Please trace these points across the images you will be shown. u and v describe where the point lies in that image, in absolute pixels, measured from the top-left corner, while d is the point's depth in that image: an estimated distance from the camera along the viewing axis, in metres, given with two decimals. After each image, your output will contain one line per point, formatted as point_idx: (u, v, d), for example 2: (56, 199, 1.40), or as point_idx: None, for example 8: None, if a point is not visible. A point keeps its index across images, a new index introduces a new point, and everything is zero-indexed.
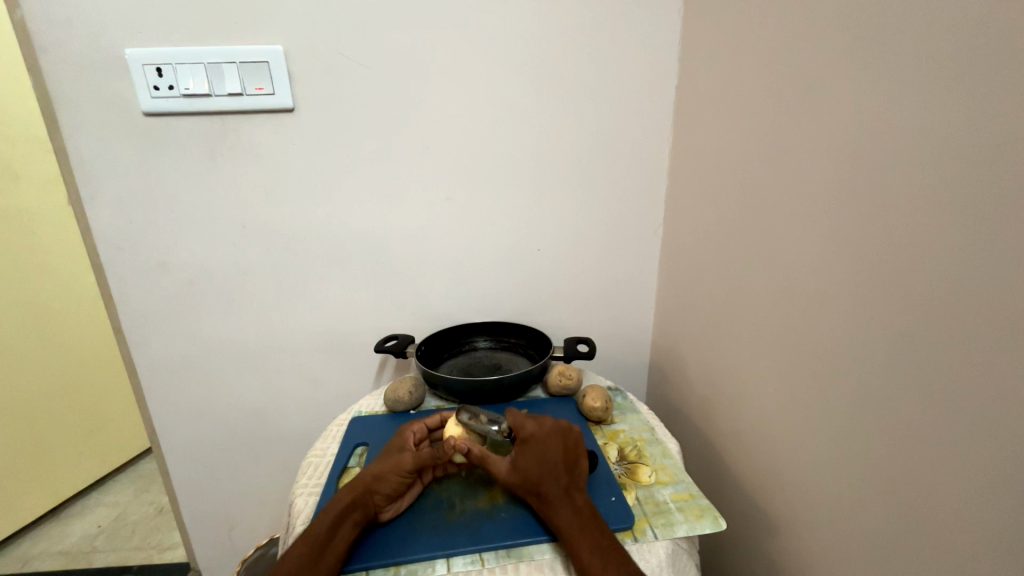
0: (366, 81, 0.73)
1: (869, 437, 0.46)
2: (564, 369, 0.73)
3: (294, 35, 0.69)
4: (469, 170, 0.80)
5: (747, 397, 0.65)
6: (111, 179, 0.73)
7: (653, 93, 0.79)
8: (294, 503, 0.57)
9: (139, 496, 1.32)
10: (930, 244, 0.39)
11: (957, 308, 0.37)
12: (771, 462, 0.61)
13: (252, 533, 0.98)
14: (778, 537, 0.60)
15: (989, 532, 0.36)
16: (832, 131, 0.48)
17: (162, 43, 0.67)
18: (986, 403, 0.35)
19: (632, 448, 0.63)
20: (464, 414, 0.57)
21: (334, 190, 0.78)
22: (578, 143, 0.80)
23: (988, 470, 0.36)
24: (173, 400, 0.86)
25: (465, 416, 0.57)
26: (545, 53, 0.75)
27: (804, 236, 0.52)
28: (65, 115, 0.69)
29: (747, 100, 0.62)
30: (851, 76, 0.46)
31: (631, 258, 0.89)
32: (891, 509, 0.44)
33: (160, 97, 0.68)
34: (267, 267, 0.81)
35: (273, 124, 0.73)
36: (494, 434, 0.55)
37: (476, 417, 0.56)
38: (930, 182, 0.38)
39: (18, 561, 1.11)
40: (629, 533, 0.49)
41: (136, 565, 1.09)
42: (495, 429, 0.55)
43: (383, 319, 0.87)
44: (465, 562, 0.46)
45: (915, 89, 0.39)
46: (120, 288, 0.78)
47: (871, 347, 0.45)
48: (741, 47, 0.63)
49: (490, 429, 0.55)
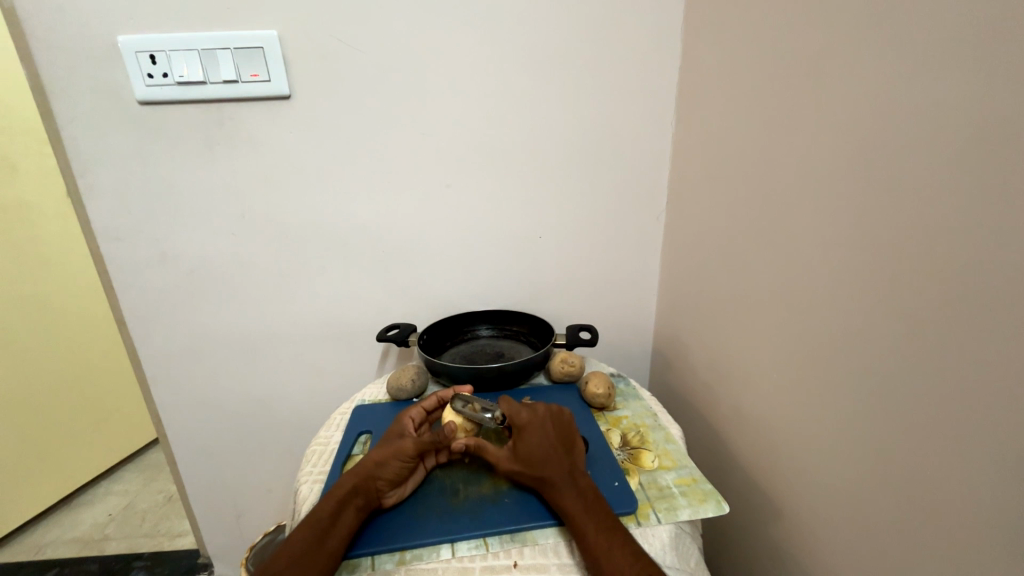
0: (363, 68, 0.72)
1: (874, 422, 0.45)
2: (566, 356, 0.73)
3: (289, 21, 0.68)
4: (468, 157, 0.79)
5: (750, 384, 0.65)
6: (109, 170, 0.72)
7: (655, 75, 0.78)
8: (299, 491, 0.57)
9: (148, 485, 1.33)
10: (938, 226, 0.38)
11: (964, 291, 0.36)
12: (774, 448, 0.61)
13: (260, 521, 0.99)
14: (781, 521, 0.61)
15: (989, 518, 0.36)
16: (838, 108, 0.47)
17: (154, 28, 0.66)
18: (993, 388, 0.35)
19: (634, 434, 0.63)
20: (458, 401, 0.59)
21: (331, 179, 0.77)
22: (579, 128, 0.79)
23: (990, 457, 0.35)
24: (177, 390, 0.87)
25: (460, 403, 0.58)
26: (544, 36, 0.73)
27: (807, 222, 0.52)
28: (59, 105, 0.68)
29: (751, 80, 0.60)
30: (857, 52, 0.44)
31: (633, 245, 0.88)
32: (894, 495, 0.44)
33: (154, 85, 0.68)
34: (268, 258, 0.81)
35: (270, 112, 0.72)
36: (487, 421, 0.56)
37: (469, 405, 0.58)
38: (938, 161, 0.37)
39: (31, 550, 1.13)
40: (633, 517, 0.49)
41: (146, 553, 1.11)
42: (489, 416, 0.55)
43: (385, 309, 0.87)
44: (470, 547, 0.47)
45: (925, 63, 0.38)
46: (121, 279, 0.78)
47: (875, 331, 0.44)
48: (743, 25, 0.61)
49: (482, 417, 0.56)
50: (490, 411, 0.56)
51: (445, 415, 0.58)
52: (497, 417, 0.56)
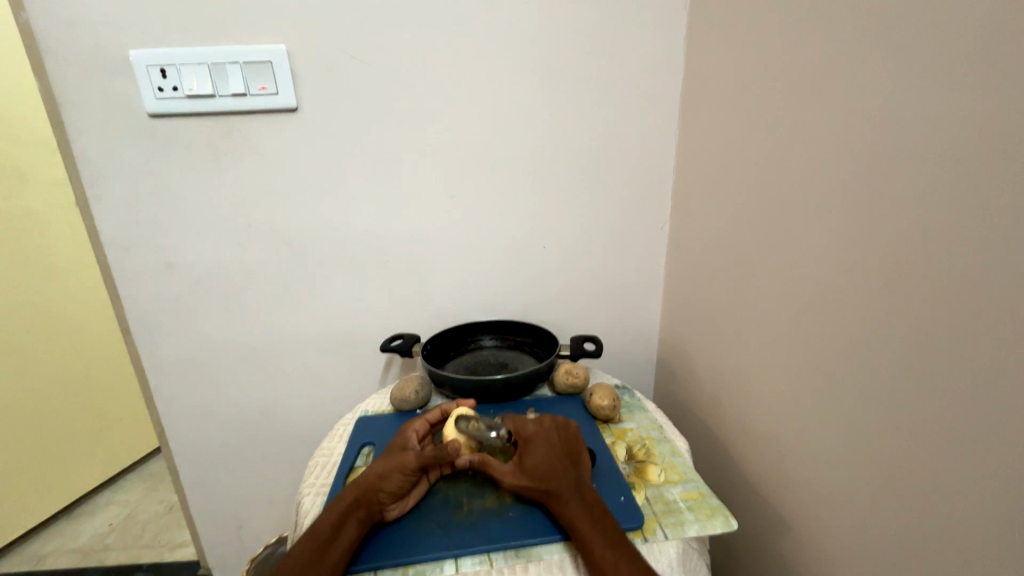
0: (370, 81, 0.72)
1: (880, 437, 0.45)
2: (571, 367, 0.73)
3: (298, 36, 0.69)
4: (473, 168, 0.79)
5: (756, 396, 0.64)
6: (118, 180, 0.73)
7: (659, 88, 0.78)
8: (302, 503, 0.57)
9: (149, 495, 1.33)
10: (942, 239, 0.38)
11: (970, 302, 0.36)
12: (780, 461, 0.60)
13: (260, 532, 0.98)
14: (788, 536, 0.60)
15: (1000, 535, 0.35)
16: (841, 120, 0.47)
17: (165, 43, 0.67)
18: (1000, 403, 0.34)
19: (640, 447, 0.62)
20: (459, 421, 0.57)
21: (338, 189, 0.78)
22: (583, 139, 0.79)
23: (999, 474, 0.35)
24: (181, 400, 0.87)
25: (462, 424, 0.56)
26: (549, 49, 0.74)
27: (811, 234, 0.52)
28: (71, 117, 0.69)
29: (753, 92, 0.61)
30: (859, 65, 0.44)
31: (637, 255, 0.88)
32: (902, 511, 0.43)
33: (164, 98, 0.68)
34: (272, 268, 0.81)
35: (278, 123, 0.73)
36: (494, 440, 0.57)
37: (472, 423, 0.57)
38: (941, 175, 0.37)
39: (31, 559, 1.12)
40: (639, 532, 0.49)
41: (146, 564, 1.10)
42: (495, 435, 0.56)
43: (389, 319, 0.87)
44: (474, 562, 0.46)
45: (927, 76, 0.38)
46: (127, 288, 0.79)
47: (881, 343, 0.44)
48: (747, 39, 0.61)
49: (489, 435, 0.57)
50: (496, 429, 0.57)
51: (448, 427, 0.58)
52: (502, 434, 0.57)
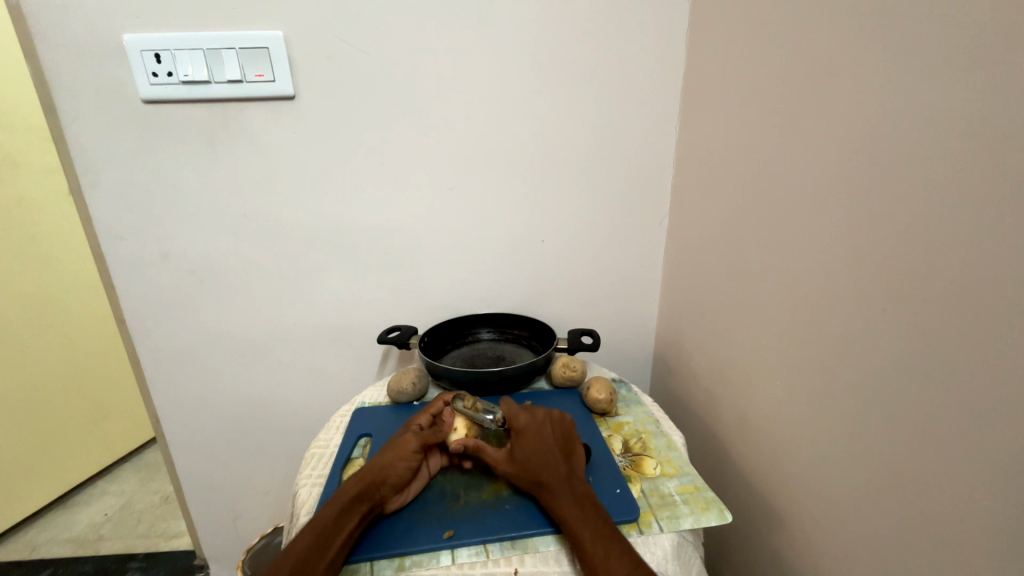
0: (368, 69, 0.71)
1: (875, 434, 0.45)
2: (567, 361, 0.73)
3: (296, 22, 0.68)
4: (471, 158, 0.78)
5: (751, 391, 0.64)
6: (111, 168, 0.72)
7: (660, 80, 0.77)
8: (297, 495, 0.57)
9: (144, 485, 1.33)
10: (939, 236, 0.37)
11: (965, 298, 0.36)
12: (775, 455, 0.60)
13: (255, 522, 0.99)
14: (781, 529, 0.60)
15: (990, 530, 0.36)
16: (842, 114, 0.46)
17: (160, 28, 0.66)
18: (994, 401, 0.34)
19: (636, 440, 0.62)
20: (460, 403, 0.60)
21: (334, 179, 0.77)
22: (582, 132, 0.79)
23: (993, 470, 0.35)
24: (176, 390, 0.86)
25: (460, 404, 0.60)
26: (550, 38, 0.73)
27: (810, 230, 0.51)
28: (62, 102, 0.68)
29: (754, 85, 0.60)
30: (860, 58, 0.44)
31: (636, 249, 0.88)
32: (895, 506, 0.43)
33: (158, 84, 0.67)
34: (269, 259, 0.80)
35: (274, 111, 0.72)
36: (489, 423, 0.57)
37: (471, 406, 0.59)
38: (938, 172, 0.37)
39: (25, 549, 1.12)
40: (634, 525, 0.49)
41: (142, 553, 1.10)
42: (491, 419, 0.57)
43: (386, 311, 0.87)
44: (469, 553, 0.46)
45: (929, 68, 0.38)
46: (121, 278, 0.78)
47: (876, 339, 0.44)
48: (748, 31, 0.61)
49: (484, 418, 0.58)
50: (493, 413, 0.58)
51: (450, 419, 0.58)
52: (499, 419, 0.57)
